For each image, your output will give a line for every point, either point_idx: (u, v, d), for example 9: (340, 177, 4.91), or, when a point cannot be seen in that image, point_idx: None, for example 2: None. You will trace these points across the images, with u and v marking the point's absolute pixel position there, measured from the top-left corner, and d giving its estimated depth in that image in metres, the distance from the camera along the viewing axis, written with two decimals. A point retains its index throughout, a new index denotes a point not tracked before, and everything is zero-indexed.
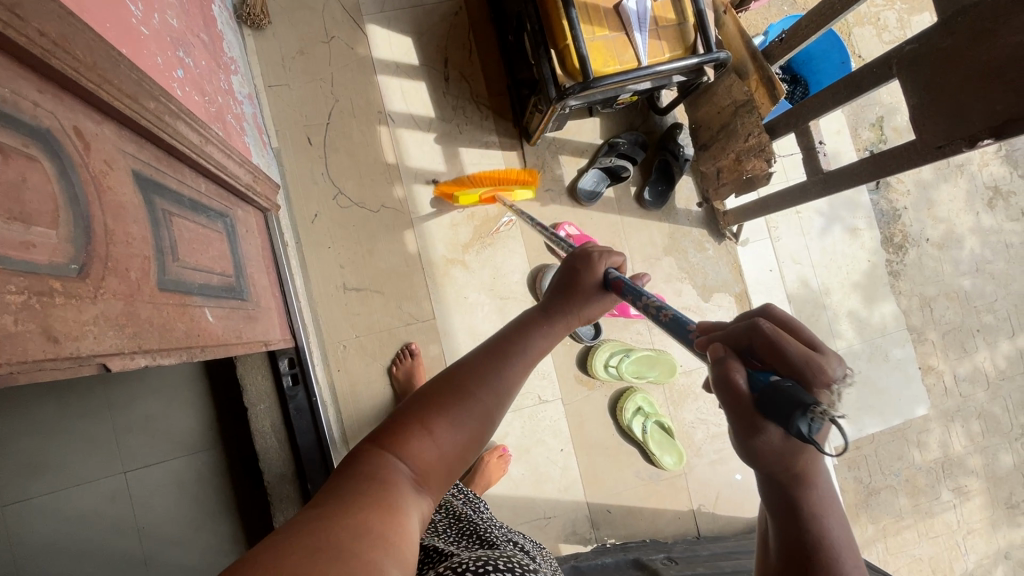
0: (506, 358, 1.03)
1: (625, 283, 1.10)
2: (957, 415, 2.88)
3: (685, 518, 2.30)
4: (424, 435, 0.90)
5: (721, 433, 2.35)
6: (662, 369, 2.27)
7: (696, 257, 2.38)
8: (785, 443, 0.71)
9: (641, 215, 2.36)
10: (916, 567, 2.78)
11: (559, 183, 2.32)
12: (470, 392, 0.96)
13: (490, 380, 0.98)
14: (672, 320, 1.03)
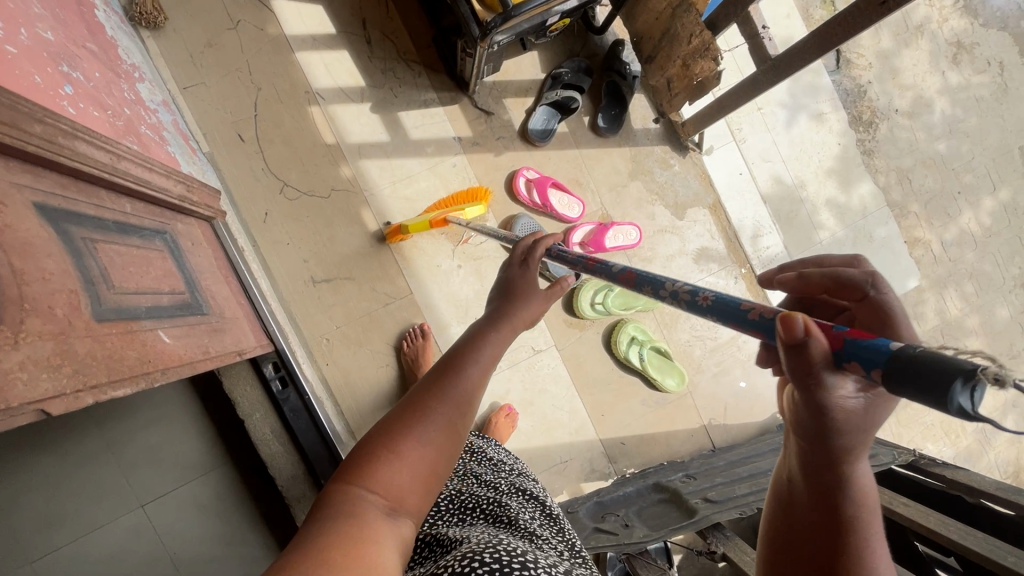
0: (461, 372, 0.97)
1: (639, 274, 0.92)
2: (948, 281, 2.88)
3: (698, 434, 2.33)
4: (397, 466, 0.82)
5: (720, 346, 2.35)
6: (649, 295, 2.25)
7: (663, 175, 2.31)
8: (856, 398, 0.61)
9: (600, 144, 2.27)
10: (929, 433, 2.85)
11: (509, 129, 2.22)
12: (437, 411, 0.90)
13: (449, 391, 0.93)
14: (713, 303, 0.76)
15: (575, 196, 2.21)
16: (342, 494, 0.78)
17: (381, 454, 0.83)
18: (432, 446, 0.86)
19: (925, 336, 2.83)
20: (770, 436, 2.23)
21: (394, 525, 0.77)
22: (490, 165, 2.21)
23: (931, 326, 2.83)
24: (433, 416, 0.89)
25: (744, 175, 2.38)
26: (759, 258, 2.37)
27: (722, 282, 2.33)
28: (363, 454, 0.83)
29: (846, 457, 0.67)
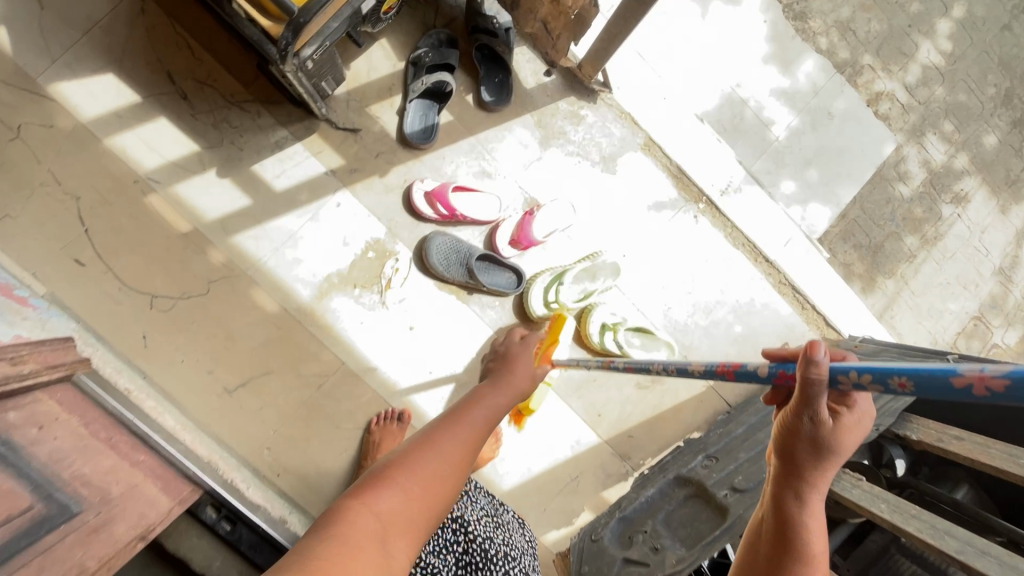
0: (481, 403, 1.12)
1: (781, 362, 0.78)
2: (925, 126, 2.57)
3: (709, 398, 2.08)
4: (399, 492, 0.87)
5: (702, 297, 2.04)
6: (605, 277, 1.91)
7: (578, 131, 1.95)
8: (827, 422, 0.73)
9: (495, 121, 1.91)
10: (948, 292, 2.57)
11: (385, 141, 1.86)
12: (439, 454, 0.94)
13: (468, 420, 1.05)
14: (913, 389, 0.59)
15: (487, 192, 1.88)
16: (344, 517, 0.81)
17: (386, 483, 0.87)
18: (431, 480, 0.91)
19: (915, 196, 2.55)
20: None
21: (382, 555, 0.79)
22: (379, 190, 1.86)
23: (920, 183, 2.55)
24: (455, 419, 1.04)
25: (669, 98, 2.02)
26: (714, 185, 2.04)
27: (682, 228, 2.02)
28: (371, 485, 0.88)
29: (804, 479, 0.79)
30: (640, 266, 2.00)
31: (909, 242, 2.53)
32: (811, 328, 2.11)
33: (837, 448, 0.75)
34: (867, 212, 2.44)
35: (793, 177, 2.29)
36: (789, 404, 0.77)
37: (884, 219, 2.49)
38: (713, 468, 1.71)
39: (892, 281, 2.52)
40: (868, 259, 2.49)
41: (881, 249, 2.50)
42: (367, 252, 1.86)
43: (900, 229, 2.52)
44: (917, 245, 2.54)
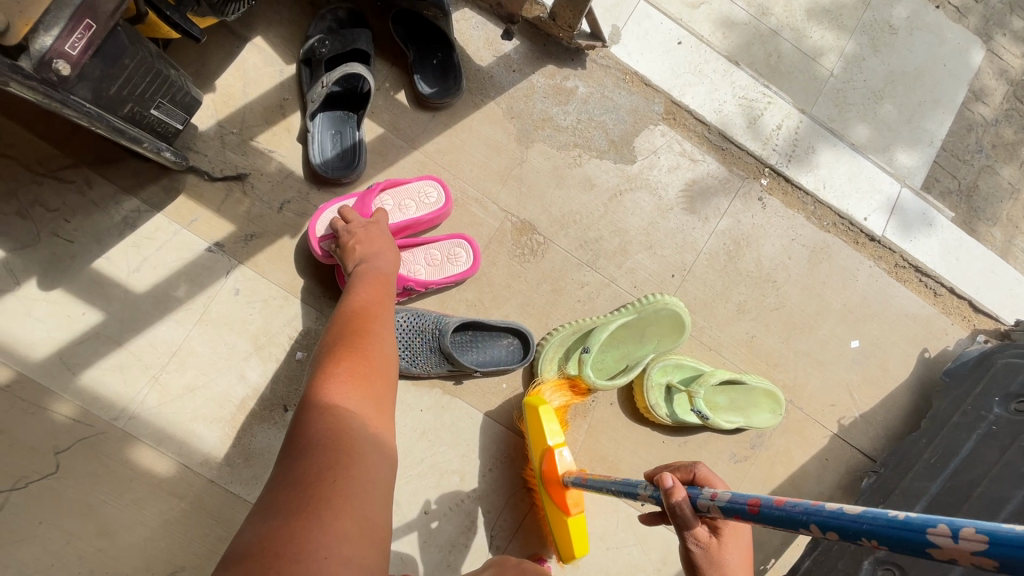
0: (377, 259, 1.03)
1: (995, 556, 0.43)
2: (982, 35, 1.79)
3: (836, 454, 1.41)
4: (350, 378, 0.73)
5: (793, 311, 1.41)
6: (653, 322, 1.27)
7: (568, 113, 1.34)
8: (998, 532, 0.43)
9: (445, 124, 1.30)
10: None
11: (290, 184, 1.24)
12: (369, 319, 0.86)
13: (377, 271, 1.00)
14: None
15: (447, 240, 1.25)
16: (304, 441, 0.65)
17: (328, 376, 0.73)
18: (369, 358, 0.78)
19: (1002, 115, 1.80)
20: (943, 408, 1.31)
21: (375, 446, 0.67)
22: (295, 257, 1.23)
23: (1004, 98, 1.80)
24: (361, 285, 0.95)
25: (685, 41, 1.39)
26: (775, 149, 1.41)
27: (742, 218, 1.39)
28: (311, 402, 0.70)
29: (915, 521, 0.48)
30: (698, 285, 1.37)
31: (1008, 173, 1.79)
32: (951, 321, 1.46)
33: (723, 572, 0.77)
34: (950, 148, 1.75)
35: (864, 119, 1.68)
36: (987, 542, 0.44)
37: (971, 152, 1.77)
38: None
39: (1001, 229, 1.78)
40: (963, 207, 1.77)
41: (978, 188, 1.77)
42: (294, 353, 1.23)
43: (994, 159, 1.78)
44: (1022, 176, 1.79)
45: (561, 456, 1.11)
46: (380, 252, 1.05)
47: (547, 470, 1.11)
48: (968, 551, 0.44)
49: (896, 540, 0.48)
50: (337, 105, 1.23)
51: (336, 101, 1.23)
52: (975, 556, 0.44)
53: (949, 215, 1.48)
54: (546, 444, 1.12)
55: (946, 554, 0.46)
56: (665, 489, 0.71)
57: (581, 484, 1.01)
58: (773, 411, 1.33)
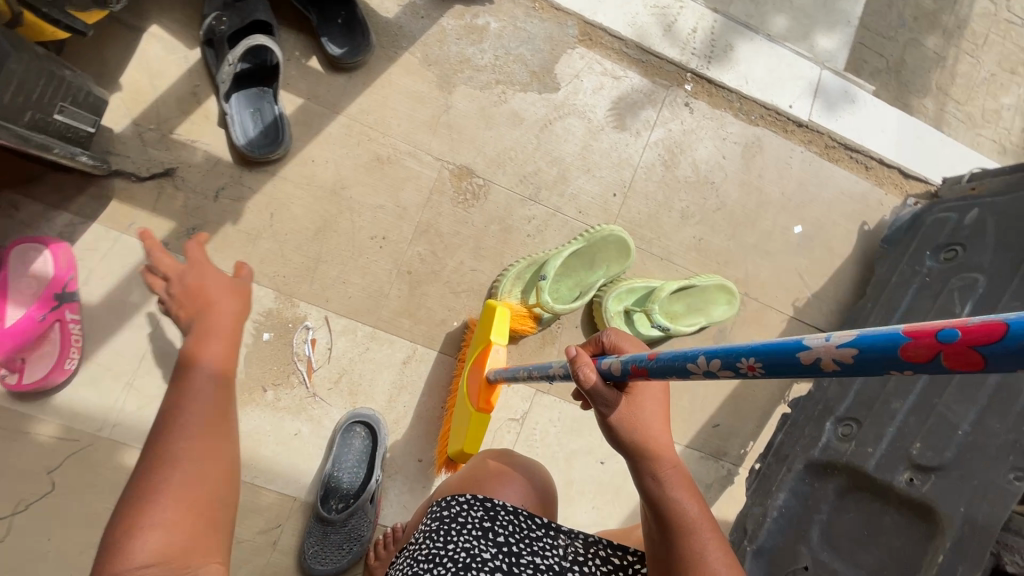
0: (212, 312, 0.73)
1: (836, 358, 0.45)
2: None
3: (795, 335, 1.49)
4: (162, 526, 0.53)
5: (735, 209, 1.46)
6: (600, 249, 1.32)
7: (484, 51, 1.34)
8: (834, 352, 0.45)
9: (364, 83, 1.29)
10: (998, 90, 1.87)
11: (221, 169, 1.23)
12: (216, 411, 0.63)
13: (204, 280, 0.75)
14: (929, 335, 0.39)
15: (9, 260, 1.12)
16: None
17: (127, 551, 0.52)
18: (202, 476, 0.57)
19: None
20: (884, 273, 1.38)
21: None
22: (241, 242, 1.24)
23: None
24: (208, 329, 0.70)
25: None
26: (694, 53, 1.43)
27: (672, 128, 1.42)
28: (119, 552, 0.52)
29: (776, 357, 0.50)
30: (641, 200, 1.41)
31: (930, 42, 1.83)
32: (885, 191, 1.53)
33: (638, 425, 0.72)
34: (870, 26, 1.78)
35: (780, 10, 1.69)
36: (827, 355, 0.45)
37: (892, 29, 1.80)
38: (865, 439, 1.13)
39: (929, 99, 1.83)
40: (892, 83, 1.81)
41: (902, 62, 1.81)
42: (262, 334, 1.25)
43: (915, 31, 1.82)
44: (944, 44, 1.83)
45: (494, 352, 1.19)
46: (207, 275, 0.76)
47: (476, 364, 1.20)
48: (834, 346, 0.45)
49: (765, 353, 0.50)
50: (251, 82, 1.21)
51: (248, 78, 1.20)
52: (837, 349, 0.45)
53: (870, 89, 1.52)
54: (487, 340, 1.19)
55: (814, 356, 0.46)
56: (571, 359, 0.71)
57: (502, 373, 1.09)
58: (727, 291, 1.40)
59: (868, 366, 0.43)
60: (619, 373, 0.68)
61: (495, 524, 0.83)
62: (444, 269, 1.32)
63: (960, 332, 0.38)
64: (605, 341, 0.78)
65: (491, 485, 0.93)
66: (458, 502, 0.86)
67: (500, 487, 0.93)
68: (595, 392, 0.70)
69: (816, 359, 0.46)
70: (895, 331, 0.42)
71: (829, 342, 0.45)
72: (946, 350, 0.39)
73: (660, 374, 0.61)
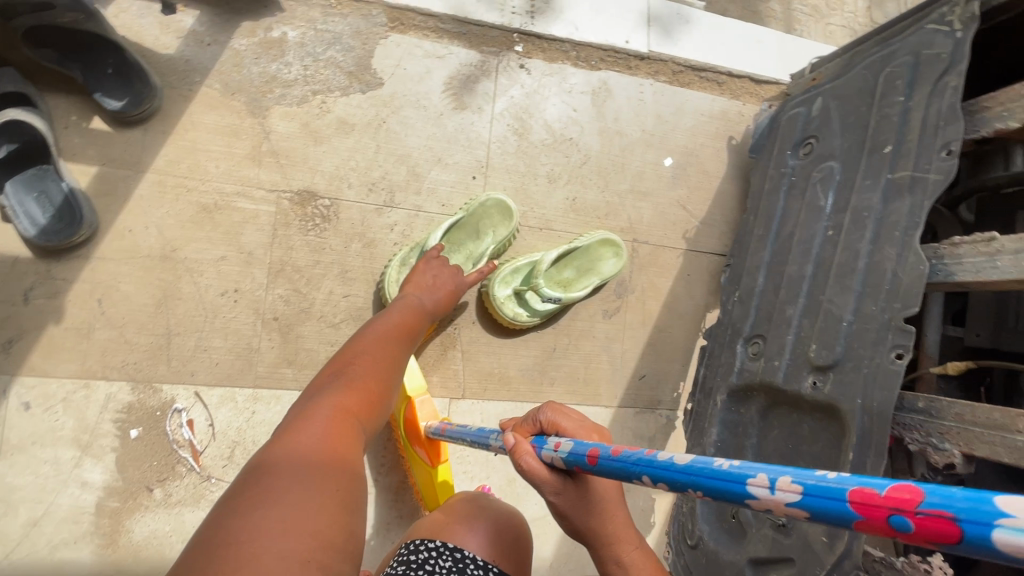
0: (428, 294, 1.07)
1: (790, 515, 0.41)
2: None
3: (695, 267, 1.47)
4: (342, 405, 0.69)
5: (601, 158, 1.41)
6: (482, 216, 1.26)
7: (290, 64, 1.23)
8: (784, 506, 0.41)
9: (164, 131, 1.16)
10: None
11: (22, 268, 1.08)
12: (380, 362, 0.82)
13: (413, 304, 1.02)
14: (890, 520, 0.36)
15: None
16: (233, 525, 0.49)
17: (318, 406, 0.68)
18: (364, 397, 0.74)
19: None
20: (758, 181, 1.34)
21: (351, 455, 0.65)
22: (72, 340, 1.10)
23: None
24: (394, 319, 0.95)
25: None
26: (515, 11, 1.35)
27: (514, 94, 1.35)
28: (230, 513, 0.50)
29: (728, 498, 0.45)
30: (503, 175, 1.34)
31: None
32: (743, 102, 1.53)
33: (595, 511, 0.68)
34: None
35: None
36: (777, 509, 0.42)
37: None
38: (772, 353, 1.11)
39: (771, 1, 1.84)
40: None
41: None
42: (128, 432, 1.12)
43: None
44: None
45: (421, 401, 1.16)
46: (433, 293, 1.08)
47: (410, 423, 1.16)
48: (783, 502, 0.41)
49: (708, 484, 0.46)
50: (22, 163, 1.06)
51: (13, 161, 1.05)
52: (787, 506, 0.41)
53: (700, 5, 1.50)
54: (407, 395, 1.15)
55: (764, 505, 0.43)
56: (511, 449, 0.67)
57: (439, 434, 1.04)
58: (612, 249, 1.36)
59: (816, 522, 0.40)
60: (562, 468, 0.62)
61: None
62: (313, 304, 1.21)
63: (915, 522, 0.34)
64: (544, 420, 0.72)
65: (457, 528, 0.85)
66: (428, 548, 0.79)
67: (471, 529, 0.86)
68: (541, 482, 0.65)
69: (767, 509, 0.43)
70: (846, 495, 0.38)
71: (777, 497, 0.41)
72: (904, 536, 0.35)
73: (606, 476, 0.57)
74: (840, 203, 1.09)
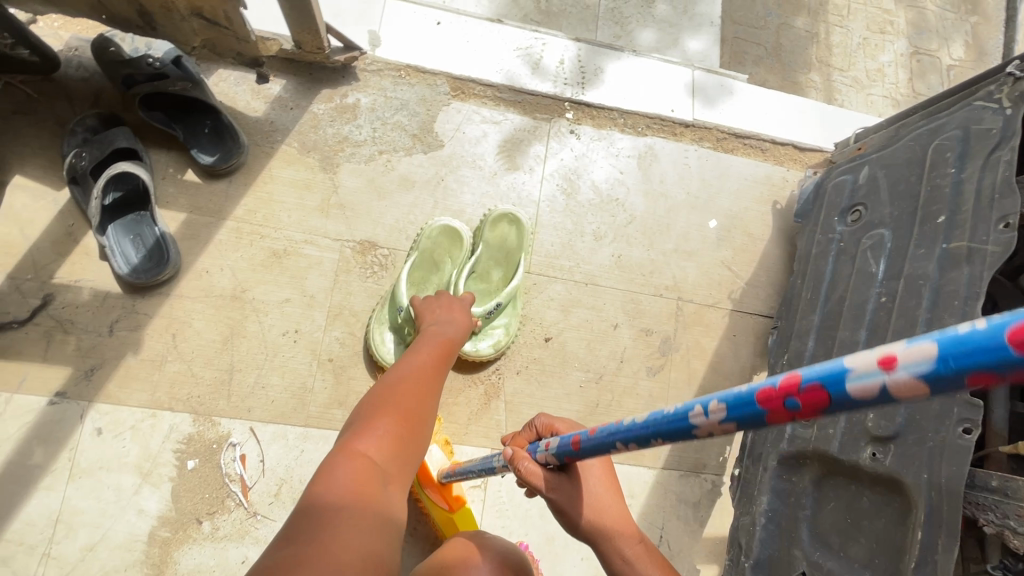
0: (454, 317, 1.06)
1: (723, 428, 0.45)
2: None
3: (740, 326, 1.46)
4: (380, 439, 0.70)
5: (646, 218, 1.46)
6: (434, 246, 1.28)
7: (361, 127, 1.35)
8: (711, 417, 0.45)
9: (245, 184, 1.28)
10: (872, 51, 1.95)
11: (112, 303, 1.18)
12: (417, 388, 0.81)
13: (438, 328, 1.02)
14: (789, 399, 0.39)
15: None
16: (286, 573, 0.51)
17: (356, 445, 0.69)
18: (402, 426, 0.74)
19: None
20: (804, 246, 1.34)
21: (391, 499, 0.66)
22: (146, 371, 1.18)
23: None
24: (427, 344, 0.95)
25: (443, 20, 1.43)
26: (567, 82, 1.46)
27: (564, 155, 1.43)
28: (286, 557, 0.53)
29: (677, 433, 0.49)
30: (551, 231, 1.40)
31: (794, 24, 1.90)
32: (786, 168, 1.56)
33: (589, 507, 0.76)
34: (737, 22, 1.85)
35: (646, 24, 1.75)
36: (715, 427, 0.45)
37: (758, 20, 1.88)
38: (824, 420, 1.08)
39: (809, 73, 1.89)
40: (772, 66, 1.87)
41: (775, 46, 1.88)
42: (185, 464, 1.17)
43: (778, 18, 1.90)
44: (810, 23, 1.92)
45: (430, 453, 1.15)
46: (457, 316, 1.07)
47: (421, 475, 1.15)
48: (715, 422, 0.45)
49: (665, 430, 0.50)
50: (124, 210, 1.19)
51: (118, 207, 1.18)
52: (718, 424, 0.45)
53: (743, 77, 1.57)
54: None
55: (705, 431, 0.46)
56: (510, 460, 0.74)
57: (451, 476, 1.06)
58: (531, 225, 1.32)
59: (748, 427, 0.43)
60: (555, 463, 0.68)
61: None
62: (365, 348, 1.26)
63: (801, 401, 0.38)
64: (538, 425, 0.81)
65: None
66: None
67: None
68: (542, 486, 0.73)
69: (703, 429, 0.46)
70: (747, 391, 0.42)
71: (708, 418, 0.45)
72: (798, 414, 0.39)
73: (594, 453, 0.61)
74: (894, 270, 1.09)
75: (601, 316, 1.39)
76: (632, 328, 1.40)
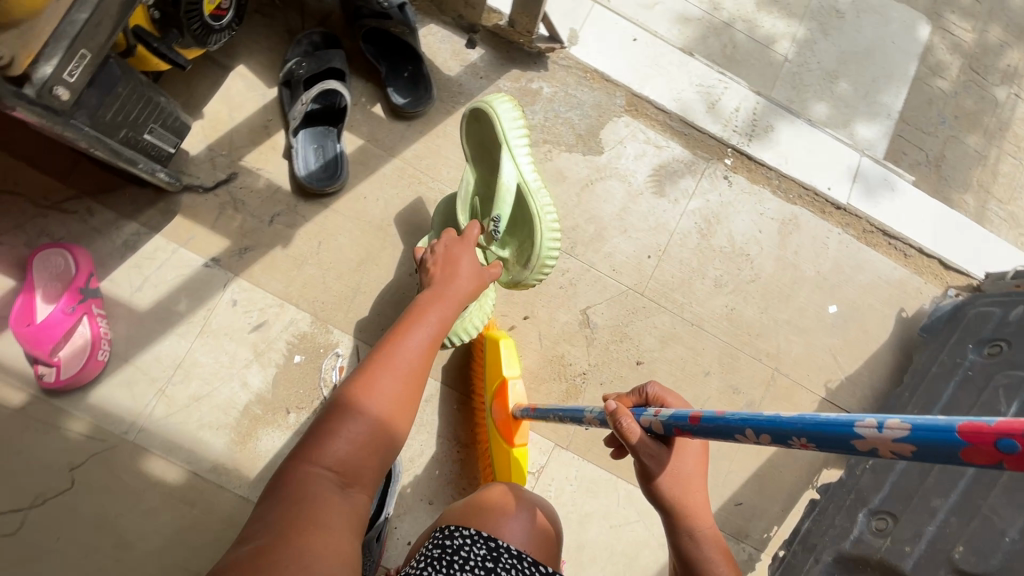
0: (462, 278, 0.96)
1: (896, 450, 0.45)
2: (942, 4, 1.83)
3: None
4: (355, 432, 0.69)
5: (768, 282, 1.46)
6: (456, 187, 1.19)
7: (535, 113, 1.42)
8: (890, 435, 0.45)
9: (420, 131, 1.38)
10: None
11: (280, 198, 1.32)
12: (401, 370, 0.77)
13: (450, 282, 0.94)
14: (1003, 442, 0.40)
15: None
16: None
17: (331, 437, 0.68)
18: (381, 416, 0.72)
19: (958, 88, 1.80)
20: (924, 361, 1.35)
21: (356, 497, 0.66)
22: (287, 265, 1.31)
23: (959, 71, 1.81)
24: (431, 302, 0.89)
25: (639, 38, 1.49)
26: (736, 130, 1.49)
27: (710, 196, 1.46)
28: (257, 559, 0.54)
29: (832, 445, 0.49)
30: (675, 264, 1.43)
31: (973, 141, 1.79)
32: (923, 280, 1.52)
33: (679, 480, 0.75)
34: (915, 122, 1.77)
35: (821, 97, 1.73)
36: (887, 446, 0.45)
37: (934, 124, 1.78)
38: (903, 536, 1.08)
39: (970, 194, 1.80)
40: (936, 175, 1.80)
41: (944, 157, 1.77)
42: (292, 357, 1.28)
43: (956, 129, 1.79)
44: (986, 144, 1.80)
45: (513, 387, 1.21)
46: (465, 274, 0.96)
47: (497, 402, 1.21)
48: (890, 439, 0.45)
49: (817, 431, 0.50)
50: (318, 121, 1.32)
51: (314, 117, 1.31)
52: (895, 443, 0.45)
53: (910, 178, 1.54)
54: (501, 376, 1.21)
55: (870, 445, 0.47)
56: (610, 412, 0.73)
57: (529, 413, 1.11)
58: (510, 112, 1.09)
59: (931, 456, 0.43)
60: (661, 431, 0.67)
61: (497, 565, 0.79)
62: None
63: (1017, 442, 0.39)
64: (649, 392, 0.81)
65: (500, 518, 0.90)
66: (462, 534, 0.83)
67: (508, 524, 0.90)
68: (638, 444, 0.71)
69: (873, 448, 0.46)
70: (948, 421, 0.42)
71: (885, 434, 0.45)
72: (1006, 458, 0.40)
73: (704, 435, 0.61)
74: None
75: (696, 359, 1.41)
76: (721, 381, 1.41)
